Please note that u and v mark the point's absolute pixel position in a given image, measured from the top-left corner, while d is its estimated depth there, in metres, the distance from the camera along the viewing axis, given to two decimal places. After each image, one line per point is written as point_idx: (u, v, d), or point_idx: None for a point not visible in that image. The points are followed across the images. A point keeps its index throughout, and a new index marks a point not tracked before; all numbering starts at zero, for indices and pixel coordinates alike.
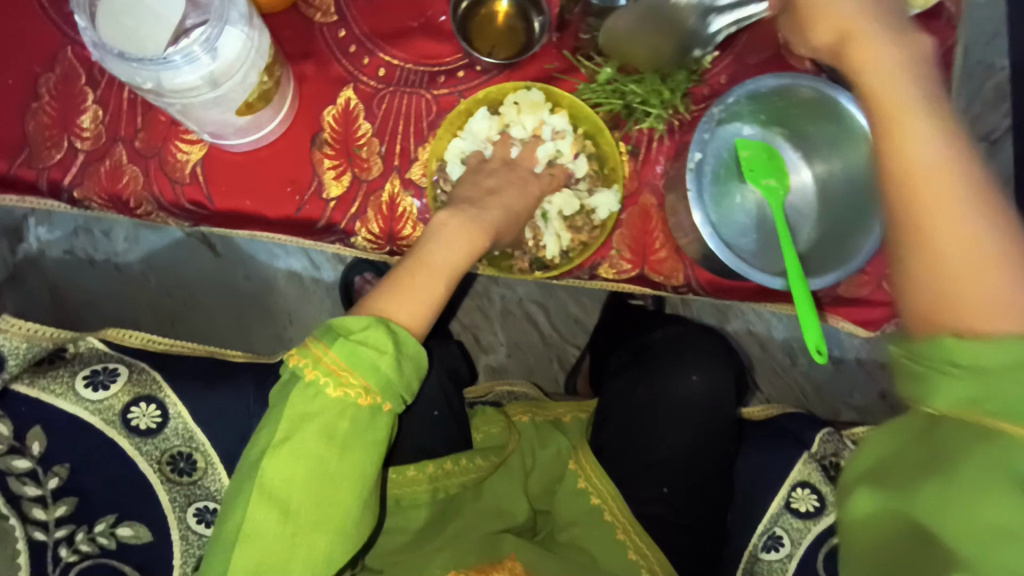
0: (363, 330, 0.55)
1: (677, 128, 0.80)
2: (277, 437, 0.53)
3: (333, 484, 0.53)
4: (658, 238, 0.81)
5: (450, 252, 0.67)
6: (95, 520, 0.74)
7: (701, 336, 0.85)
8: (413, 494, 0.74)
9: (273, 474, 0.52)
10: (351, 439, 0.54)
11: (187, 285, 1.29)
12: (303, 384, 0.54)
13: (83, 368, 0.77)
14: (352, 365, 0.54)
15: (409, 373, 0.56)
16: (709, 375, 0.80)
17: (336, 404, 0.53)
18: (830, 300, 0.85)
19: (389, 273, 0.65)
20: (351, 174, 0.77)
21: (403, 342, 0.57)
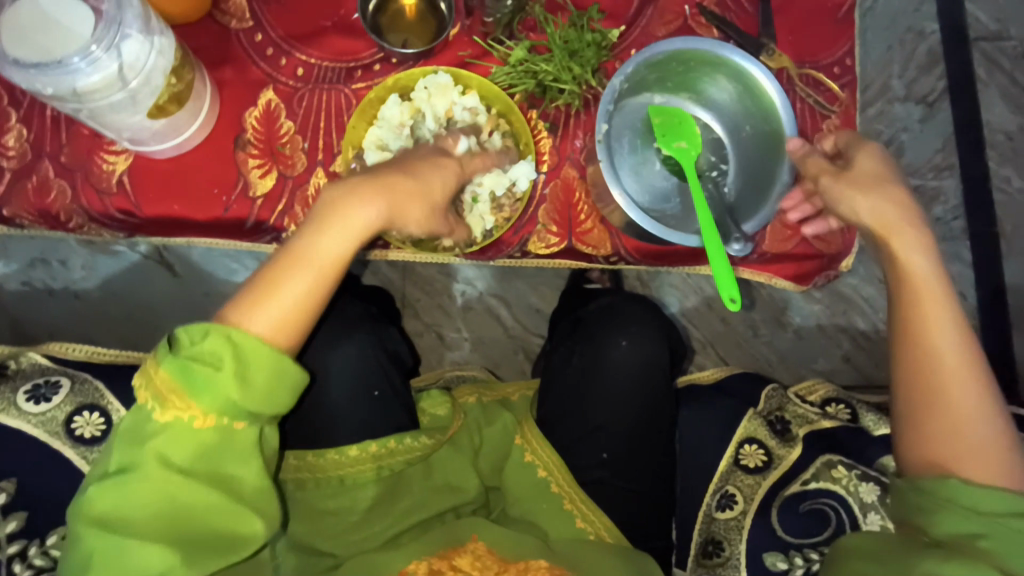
0: (199, 342, 0.53)
1: (592, 102, 0.83)
2: (114, 465, 0.53)
3: (184, 501, 0.53)
4: (583, 209, 0.83)
5: (336, 243, 0.59)
6: (47, 533, 0.72)
7: (629, 306, 0.85)
8: (356, 474, 0.73)
9: (116, 502, 0.52)
10: (195, 458, 0.53)
11: (146, 307, 1.30)
12: (139, 409, 0.53)
13: (25, 383, 0.78)
14: (183, 386, 0.52)
15: (262, 387, 0.54)
16: (642, 339, 0.80)
17: (173, 428, 0.53)
18: (758, 258, 0.86)
19: (258, 274, 0.58)
20: (277, 172, 0.79)
21: (249, 351, 0.54)
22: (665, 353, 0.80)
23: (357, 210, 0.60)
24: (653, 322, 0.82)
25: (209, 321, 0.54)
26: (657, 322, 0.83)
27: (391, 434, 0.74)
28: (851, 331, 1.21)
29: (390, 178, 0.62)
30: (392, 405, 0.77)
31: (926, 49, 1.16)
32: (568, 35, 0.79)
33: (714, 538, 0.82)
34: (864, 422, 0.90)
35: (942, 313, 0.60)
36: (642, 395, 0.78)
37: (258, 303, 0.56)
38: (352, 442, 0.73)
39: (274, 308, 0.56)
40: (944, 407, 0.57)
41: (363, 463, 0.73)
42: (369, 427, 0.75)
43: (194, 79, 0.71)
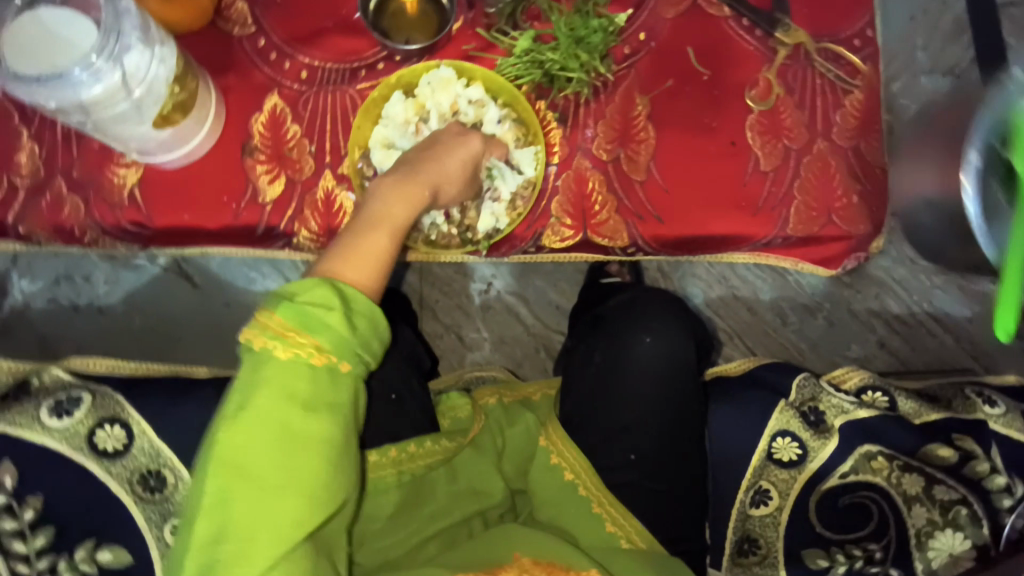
0: (310, 289, 0.51)
1: (601, 89, 0.81)
2: (232, 407, 0.49)
3: (300, 441, 0.49)
4: (597, 200, 0.81)
5: (398, 205, 0.60)
6: (75, 547, 0.74)
7: (652, 299, 0.82)
8: (377, 479, 0.70)
9: (229, 445, 0.48)
10: (314, 399, 0.50)
11: (168, 319, 1.31)
12: (253, 349, 0.50)
13: (47, 399, 0.78)
14: (301, 326, 0.50)
15: (364, 334, 0.53)
16: (666, 331, 0.78)
17: (289, 366, 0.50)
18: (782, 242, 0.82)
19: (337, 242, 0.57)
20: (285, 176, 0.78)
21: (354, 300, 0.53)
22: (690, 347, 0.78)
23: (415, 188, 0.62)
24: (676, 315, 0.80)
25: (315, 279, 0.53)
26: (680, 315, 0.81)
27: (413, 438, 0.73)
28: (886, 315, 1.16)
29: (419, 169, 0.64)
30: (411, 409, 0.76)
31: (952, 18, 1.11)
32: (573, 21, 0.78)
33: (750, 536, 0.81)
34: (902, 408, 0.85)
35: None
36: (668, 391, 0.76)
37: (345, 265, 0.55)
38: (372, 448, 0.71)
39: (361, 264, 0.55)
40: None
41: (384, 469, 0.70)
42: (388, 430, 0.74)
43: (198, 87, 0.71)
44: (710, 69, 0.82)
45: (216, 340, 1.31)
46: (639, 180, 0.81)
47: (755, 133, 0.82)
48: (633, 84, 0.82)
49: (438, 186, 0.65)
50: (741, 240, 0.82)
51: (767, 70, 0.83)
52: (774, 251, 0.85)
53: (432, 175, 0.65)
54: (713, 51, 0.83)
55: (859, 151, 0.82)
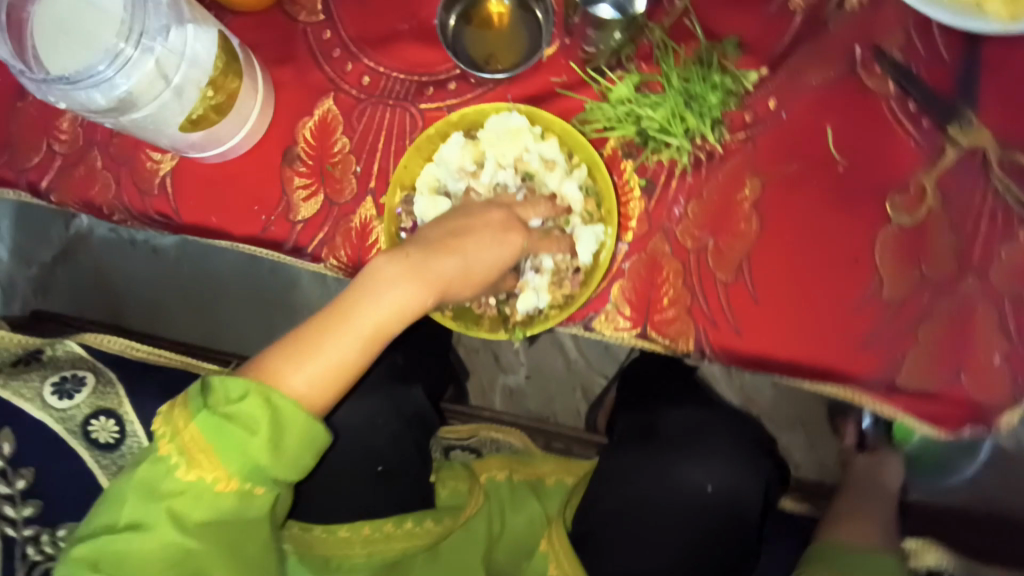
0: (236, 401, 0.45)
1: (704, 162, 0.67)
2: (121, 522, 0.46)
3: (201, 564, 0.46)
4: (667, 292, 0.67)
5: (385, 312, 0.51)
6: (60, 524, 0.71)
7: (720, 427, 0.72)
8: (346, 557, 0.63)
9: (124, 557, 0.45)
10: (223, 521, 0.47)
11: (217, 274, 1.30)
12: (155, 458, 0.46)
13: (53, 375, 0.77)
14: (212, 444, 0.45)
15: (290, 457, 0.47)
16: (729, 472, 0.68)
17: (192, 486, 0.46)
18: (884, 390, 0.65)
19: (299, 326, 0.50)
20: (323, 195, 0.70)
21: (284, 415, 0.46)
22: (756, 494, 0.68)
23: (408, 291, 0.52)
24: (740, 447, 0.70)
25: (247, 376, 0.46)
26: (750, 452, 0.70)
27: (391, 515, 0.66)
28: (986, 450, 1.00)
29: (437, 261, 0.53)
30: (404, 480, 0.70)
31: None
32: (690, 72, 0.65)
33: None
34: None
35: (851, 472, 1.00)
36: (714, 544, 0.65)
37: (297, 365, 0.48)
38: (345, 522, 0.65)
39: (320, 375, 0.48)
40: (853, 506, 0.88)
41: (353, 545, 0.64)
42: (368, 499, 0.67)
43: (241, 88, 0.64)
44: (849, 160, 0.66)
45: (252, 309, 1.29)
46: (723, 279, 0.67)
47: (885, 251, 0.65)
48: (746, 161, 0.67)
49: (453, 285, 0.55)
50: (833, 375, 0.66)
51: (924, 175, 0.65)
52: (893, 400, 0.65)
53: (446, 285, 0.54)
54: (859, 138, 0.66)
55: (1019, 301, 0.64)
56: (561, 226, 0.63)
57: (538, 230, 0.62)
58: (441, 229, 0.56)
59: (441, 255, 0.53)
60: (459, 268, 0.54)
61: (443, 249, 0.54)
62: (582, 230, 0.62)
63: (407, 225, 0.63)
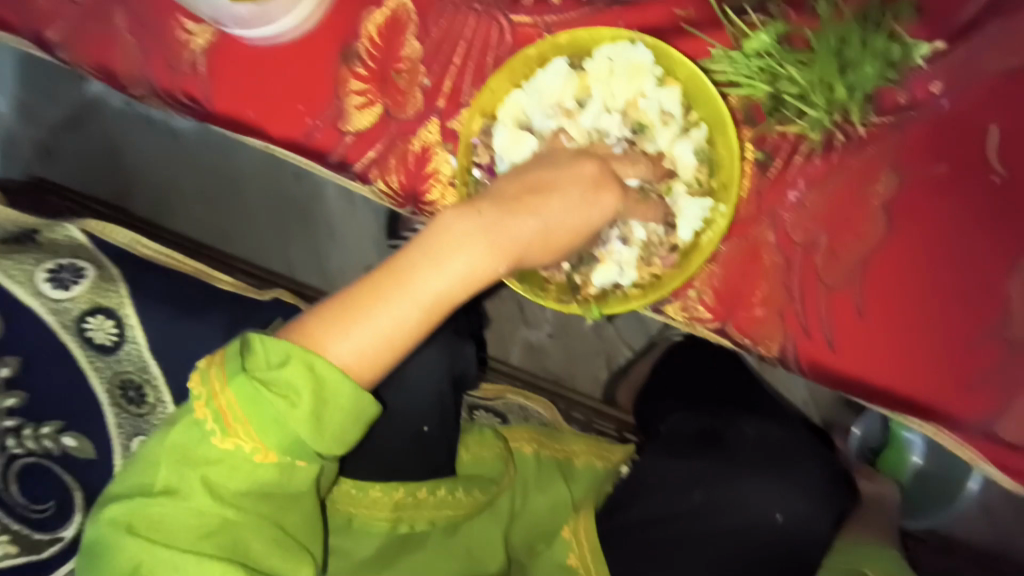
0: (275, 368, 0.39)
1: (839, 146, 0.56)
2: (156, 487, 0.41)
3: (237, 533, 0.42)
4: (761, 288, 0.59)
5: (450, 277, 0.41)
6: (43, 420, 0.64)
7: (796, 449, 0.65)
8: (369, 519, 0.60)
9: (161, 523, 0.41)
10: (269, 492, 0.42)
11: (236, 170, 1.19)
12: (190, 420, 0.41)
13: (49, 261, 0.68)
14: (249, 412, 0.39)
15: (335, 430, 0.40)
16: (805, 511, 0.61)
17: (226, 458, 0.41)
18: (980, 437, 0.58)
19: (348, 283, 0.42)
20: (381, 107, 0.59)
21: (329, 385, 0.39)
22: (828, 538, 0.61)
23: (476, 256, 0.42)
24: (814, 475, 0.63)
25: (289, 338, 0.40)
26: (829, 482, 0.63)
27: (424, 481, 0.61)
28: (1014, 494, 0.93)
29: (515, 221, 0.43)
30: (438, 444, 0.62)
31: None
32: (851, 32, 0.53)
33: None
34: None
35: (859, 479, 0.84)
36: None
37: (342, 328, 0.40)
38: (377, 480, 0.60)
39: (367, 344, 0.40)
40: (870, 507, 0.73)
41: (379, 509, 0.60)
42: (395, 460, 0.60)
43: None
44: (1011, 170, 0.55)
45: (265, 223, 1.20)
46: (828, 284, 0.58)
47: None
48: (889, 152, 0.56)
49: (531, 251, 0.44)
50: (935, 412, 0.58)
51: None
52: (985, 450, 0.58)
53: (522, 252, 0.44)
54: None
55: None
56: (662, 194, 0.53)
57: (634, 191, 0.51)
58: (519, 182, 0.46)
59: (516, 216, 0.43)
60: (538, 233, 0.44)
61: (520, 208, 0.44)
62: (684, 202, 0.53)
63: (484, 159, 0.55)
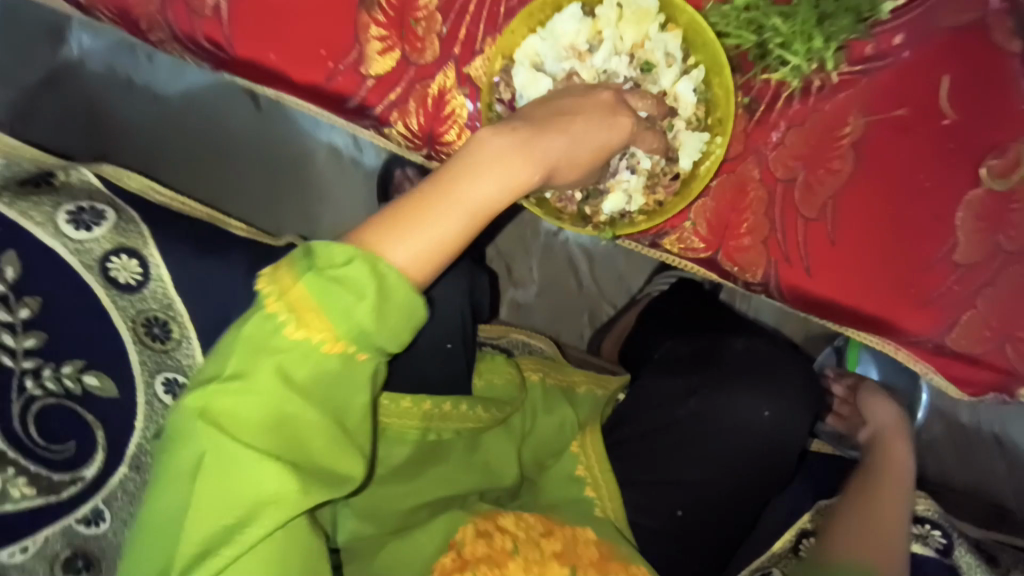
0: (342, 265, 0.44)
1: (815, 90, 0.63)
2: (227, 372, 0.46)
3: (298, 424, 0.46)
4: (748, 219, 0.66)
5: (493, 185, 0.47)
6: (63, 360, 0.66)
7: (780, 362, 0.75)
8: (402, 427, 0.66)
9: (233, 412, 0.45)
10: (330, 386, 0.47)
11: (225, 135, 1.18)
12: (262, 315, 0.46)
13: (68, 203, 0.69)
14: (322, 302, 0.44)
15: (394, 323, 0.45)
16: (785, 407, 0.72)
17: (297, 346, 0.45)
18: (931, 349, 0.67)
19: (399, 199, 0.48)
20: (399, 52, 0.63)
21: (390, 282, 0.44)
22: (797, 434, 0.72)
23: (515, 166, 0.47)
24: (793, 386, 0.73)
25: (351, 243, 0.45)
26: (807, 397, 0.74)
27: (449, 396, 0.69)
28: (951, 420, 1.04)
29: (547, 136, 0.49)
30: (457, 363, 0.70)
31: None
32: None
33: None
34: (956, 560, 0.78)
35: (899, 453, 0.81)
36: (751, 470, 0.70)
37: (401, 234, 0.45)
38: (407, 394, 0.67)
39: (423, 246, 0.46)
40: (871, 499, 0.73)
41: (411, 417, 0.66)
42: (427, 376, 0.68)
43: None
44: (957, 114, 0.63)
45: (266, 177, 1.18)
46: (806, 216, 0.65)
47: (969, 215, 0.64)
48: (858, 96, 0.63)
49: (561, 165, 0.50)
50: (894, 326, 0.66)
51: None
52: (934, 361, 0.67)
53: (553, 165, 0.49)
54: (974, 92, 0.63)
55: None
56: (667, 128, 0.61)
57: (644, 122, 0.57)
58: (546, 108, 0.52)
59: (549, 132, 0.49)
60: (567, 148, 0.50)
61: (550, 125, 0.50)
62: (686, 136, 0.62)
63: (505, 97, 0.60)
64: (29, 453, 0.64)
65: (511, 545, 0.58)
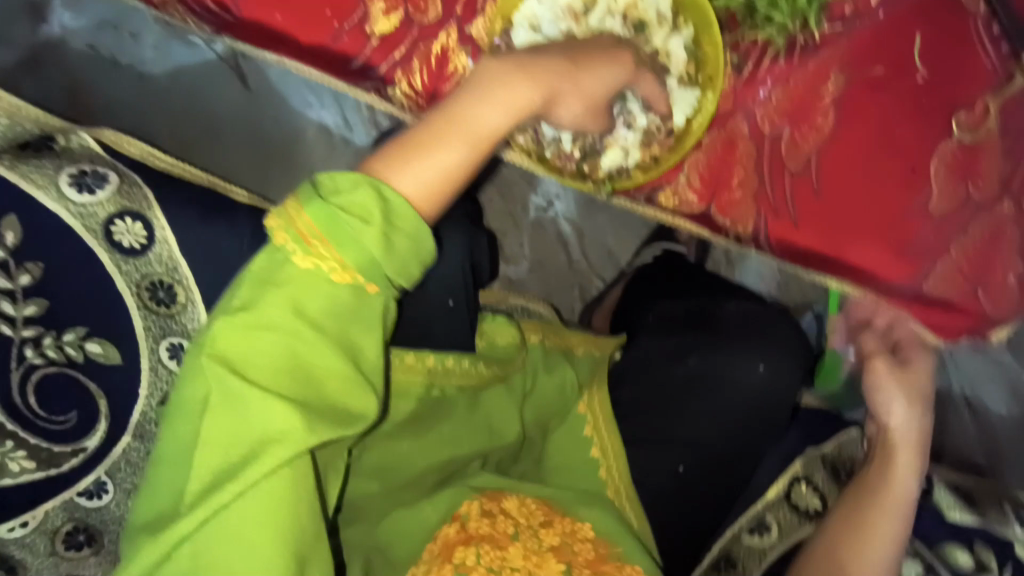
0: (348, 191, 0.47)
1: (799, 48, 0.67)
2: (235, 306, 0.46)
3: (308, 359, 0.46)
4: (738, 173, 0.70)
5: (496, 107, 0.52)
6: (65, 328, 0.65)
7: (771, 319, 0.79)
8: (406, 382, 0.67)
9: (241, 349, 0.45)
10: (341, 320, 0.47)
11: (211, 116, 1.14)
12: (270, 252, 0.47)
13: (69, 166, 0.69)
14: (330, 229, 0.46)
15: (403, 253, 0.48)
16: (779, 359, 0.75)
17: (306, 276, 0.46)
18: (911, 297, 0.71)
19: (403, 135, 0.52)
20: (402, 12, 0.65)
21: (395, 206, 0.48)
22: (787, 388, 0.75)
23: (514, 90, 0.53)
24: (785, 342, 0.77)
25: (356, 174, 0.48)
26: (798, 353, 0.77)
27: (452, 351, 0.70)
28: None
29: (541, 64, 0.55)
30: (460, 320, 0.70)
31: None
32: None
33: (730, 555, 0.71)
34: (935, 499, 0.81)
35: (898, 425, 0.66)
36: (749, 425, 0.74)
37: (406, 163, 0.49)
38: (410, 349, 0.68)
39: (430, 171, 0.49)
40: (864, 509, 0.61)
41: (414, 373, 0.67)
42: (430, 333, 0.69)
43: None
44: (929, 72, 0.68)
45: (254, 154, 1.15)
46: (792, 170, 0.69)
47: (942, 166, 0.69)
48: (838, 54, 0.67)
49: (559, 91, 0.56)
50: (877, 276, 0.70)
51: (990, 99, 0.68)
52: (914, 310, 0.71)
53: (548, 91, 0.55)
54: (943, 50, 0.68)
55: None
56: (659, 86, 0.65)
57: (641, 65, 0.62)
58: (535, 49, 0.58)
59: (541, 62, 0.55)
60: (560, 75, 0.56)
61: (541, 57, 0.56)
62: (677, 93, 0.66)
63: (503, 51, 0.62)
64: (29, 425, 0.63)
65: (512, 529, 0.59)
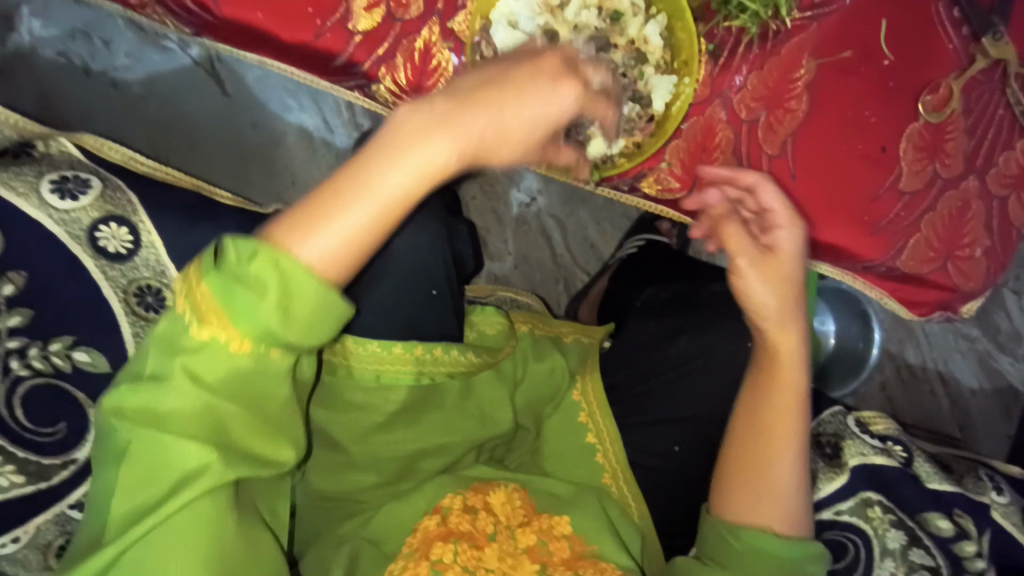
0: (245, 261, 0.44)
1: (771, 35, 0.70)
2: (145, 371, 0.46)
3: (218, 413, 0.45)
4: (717, 158, 0.72)
5: (405, 173, 0.45)
6: (50, 338, 0.64)
7: None
8: (394, 373, 0.65)
9: (151, 406, 0.45)
10: (248, 379, 0.46)
11: (188, 121, 1.13)
12: (173, 316, 0.46)
13: (51, 172, 0.69)
14: (222, 303, 0.44)
15: (303, 321, 0.45)
16: None
17: (205, 347, 0.45)
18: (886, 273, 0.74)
19: (314, 189, 0.47)
20: (385, 9, 0.66)
21: (294, 277, 0.44)
22: None
23: (429, 149, 0.45)
24: None
25: (256, 238, 0.45)
26: None
27: (438, 341, 0.67)
28: (899, 360, 1.08)
29: (465, 117, 0.46)
30: (445, 309, 0.67)
31: None
32: None
33: None
34: (916, 469, 0.84)
35: (766, 301, 0.62)
36: None
37: (307, 229, 0.45)
38: (395, 341, 0.65)
39: (331, 242, 0.45)
40: (753, 419, 0.63)
41: (402, 364, 0.65)
42: (415, 325, 0.66)
43: None
44: (894, 56, 0.71)
45: (233, 159, 1.14)
46: (769, 153, 0.71)
47: (910, 146, 0.71)
48: (808, 40, 0.70)
49: (488, 154, 0.47)
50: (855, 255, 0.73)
51: (953, 81, 0.71)
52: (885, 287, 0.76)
53: (475, 148, 0.46)
54: (907, 36, 0.71)
55: (1004, 205, 0.74)
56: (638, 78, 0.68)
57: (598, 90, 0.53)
58: (475, 79, 0.48)
59: (466, 112, 0.46)
60: (489, 130, 0.46)
61: (471, 102, 0.46)
62: (657, 79, 0.68)
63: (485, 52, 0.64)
64: (19, 439, 0.61)
65: (491, 529, 0.62)
